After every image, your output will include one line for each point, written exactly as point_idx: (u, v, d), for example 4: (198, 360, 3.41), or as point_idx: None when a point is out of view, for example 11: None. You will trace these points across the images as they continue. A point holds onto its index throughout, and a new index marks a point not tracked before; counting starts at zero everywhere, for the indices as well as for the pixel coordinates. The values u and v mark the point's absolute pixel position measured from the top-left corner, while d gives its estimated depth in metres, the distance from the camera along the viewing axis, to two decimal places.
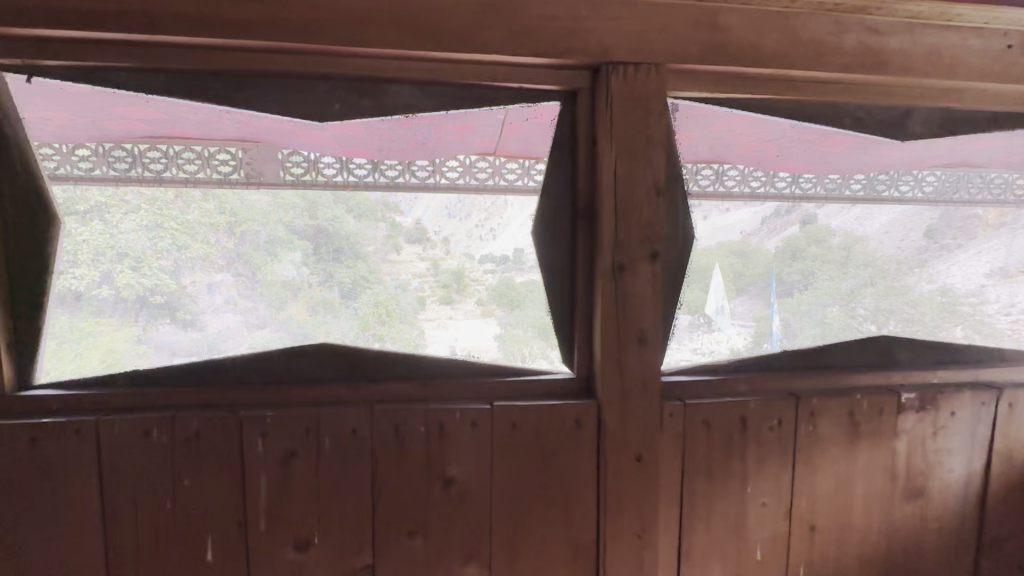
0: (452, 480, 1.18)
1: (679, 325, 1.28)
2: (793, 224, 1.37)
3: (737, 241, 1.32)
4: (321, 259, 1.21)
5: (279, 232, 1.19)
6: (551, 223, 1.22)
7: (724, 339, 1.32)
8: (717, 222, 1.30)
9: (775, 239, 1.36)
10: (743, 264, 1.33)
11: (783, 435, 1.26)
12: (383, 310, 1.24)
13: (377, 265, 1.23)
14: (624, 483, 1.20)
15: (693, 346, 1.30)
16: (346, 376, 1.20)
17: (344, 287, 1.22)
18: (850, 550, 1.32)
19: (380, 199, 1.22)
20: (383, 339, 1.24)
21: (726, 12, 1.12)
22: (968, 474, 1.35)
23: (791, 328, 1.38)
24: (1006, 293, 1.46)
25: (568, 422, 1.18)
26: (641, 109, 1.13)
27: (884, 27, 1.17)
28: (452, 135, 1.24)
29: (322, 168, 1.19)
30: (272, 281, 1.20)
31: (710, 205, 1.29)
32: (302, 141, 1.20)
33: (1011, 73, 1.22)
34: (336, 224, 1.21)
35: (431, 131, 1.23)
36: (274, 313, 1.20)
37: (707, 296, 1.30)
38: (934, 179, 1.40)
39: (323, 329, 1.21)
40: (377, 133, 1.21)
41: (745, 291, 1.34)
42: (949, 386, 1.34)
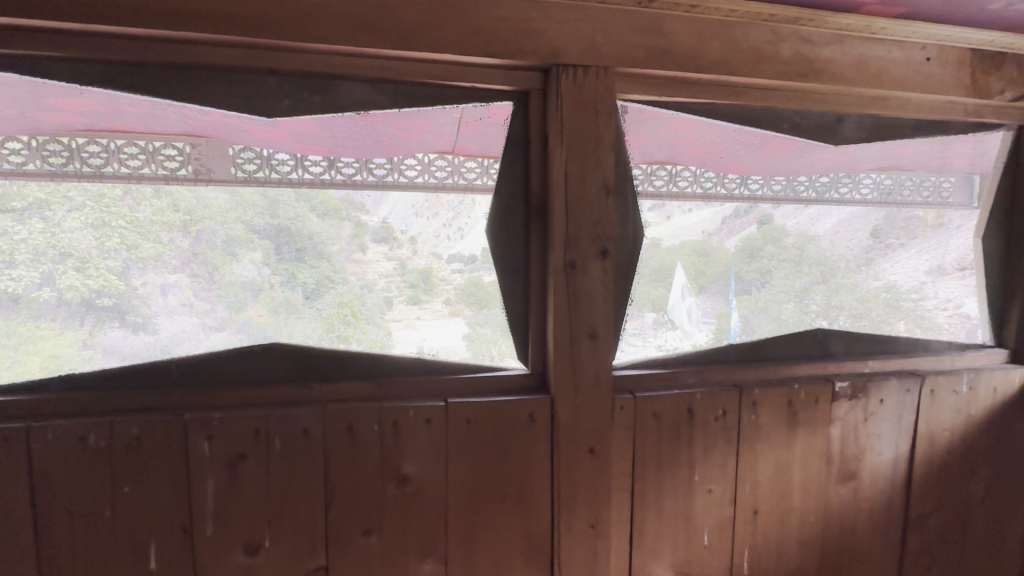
0: (407, 478, 1.18)
1: (646, 322, 1.32)
2: (749, 224, 1.45)
3: (698, 241, 1.39)
4: (283, 260, 1.18)
5: (238, 231, 1.16)
6: (504, 221, 1.23)
7: (686, 337, 1.38)
8: (679, 223, 1.36)
9: (734, 239, 1.43)
10: (704, 262, 1.40)
11: (727, 424, 1.32)
12: (347, 311, 1.22)
13: (343, 265, 1.20)
14: (577, 475, 1.23)
15: (657, 342, 1.35)
16: (300, 376, 1.18)
17: (307, 288, 1.19)
18: (790, 532, 1.40)
19: (344, 196, 1.21)
20: (349, 340, 1.23)
21: (671, 19, 1.17)
22: (895, 456, 1.45)
23: (751, 324, 1.45)
24: (943, 290, 1.62)
25: (522, 418, 1.21)
26: (591, 110, 1.17)
27: (817, 38, 1.24)
28: (409, 133, 1.28)
29: (275, 164, 1.15)
30: (231, 281, 1.16)
31: (673, 205, 1.36)
32: (256, 136, 1.21)
33: (932, 84, 1.31)
34: (297, 223, 1.18)
35: (386, 129, 1.25)
36: (233, 314, 1.17)
37: (670, 295, 1.35)
38: (871, 181, 1.48)
39: (286, 332, 1.19)
40: (331, 129, 1.22)
41: (707, 289, 1.40)
42: (878, 375, 1.44)
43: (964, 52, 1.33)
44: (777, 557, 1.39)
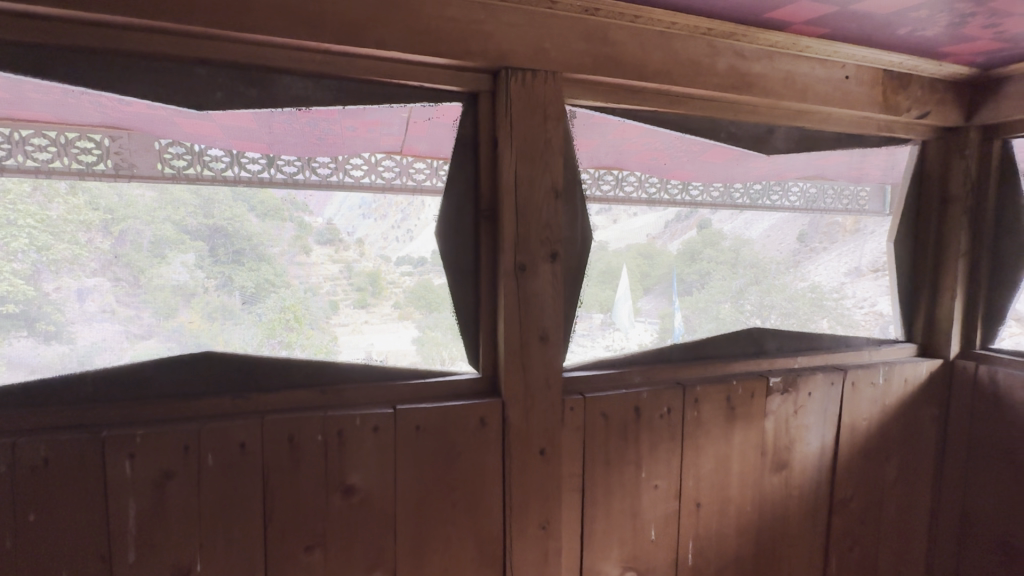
0: (353, 489, 1.14)
1: (593, 323, 1.34)
2: (692, 228, 1.47)
3: (643, 244, 1.40)
4: (218, 262, 1.10)
5: (167, 231, 1.07)
6: (454, 222, 1.22)
7: (632, 336, 1.40)
8: (625, 227, 1.37)
9: (677, 242, 1.45)
10: (649, 265, 1.41)
11: (672, 421, 1.37)
12: (290, 316, 1.15)
13: (284, 267, 1.14)
14: (528, 478, 1.23)
15: (606, 342, 1.37)
16: (237, 385, 1.12)
17: (245, 291, 1.12)
18: (729, 522, 1.46)
19: (286, 198, 1.13)
20: (292, 346, 1.16)
21: (616, 28, 1.19)
22: (822, 446, 1.55)
23: (692, 324, 1.48)
24: (860, 290, 1.69)
25: (473, 422, 1.19)
26: (539, 114, 1.18)
27: (750, 53, 1.31)
28: (354, 131, 1.20)
29: (208, 161, 1.07)
30: (159, 285, 1.06)
31: (620, 210, 1.37)
32: (185, 132, 1.06)
33: (849, 101, 1.43)
34: (234, 223, 1.10)
35: (330, 127, 1.16)
36: (161, 321, 1.07)
37: (616, 295, 1.37)
38: (798, 189, 1.57)
39: (223, 338, 1.11)
40: (270, 124, 1.11)
41: (651, 290, 1.42)
42: (806, 370, 1.54)
43: (877, 72, 1.45)
44: (718, 546, 1.46)
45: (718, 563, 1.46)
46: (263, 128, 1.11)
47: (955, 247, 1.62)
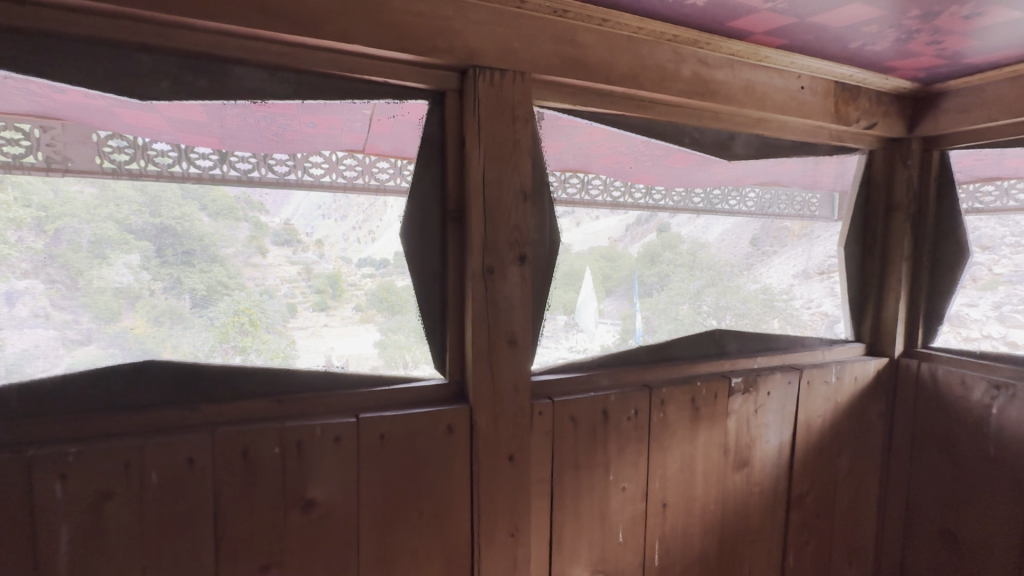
0: (313, 503, 1.08)
1: (557, 325, 1.32)
2: (651, 231, 1.47)
3: (606, 247, 1.39)
4: (166, 263, 1.02)
5: (108, 230, 0.98)
6: (419, 224, 1.19)
7: (595, 338, 1.40)
8: (588, 230, 1.36)
9: (638, 244, 1.45)
10: (610, 267, 1.40)
11: (639, 423, 1.38)
12: (244, 319, 1.08)
13: (238, 269, 1.07)
14: (496, 484, 1.20)
15: (569, 344, 1.36)
16: (187, 396, 1.04)
17: (196, 294, 1.04)
18: (694, 522, 1.49)
19: (240, 195, 1.06)
20: (246, 352, 1.09)
21: (584, 31, 1.19)
22: (780, 443, 1.60)
23: (652, 325, 1.48)
24: (806, 291, 1.75)
25: (440, 430, 1.16)
26: (508, 115, 1.16)
27: (713, 61, 1.34)
28: (314, 129, 1.12)
29: (153, 156, 0.99)
30: (100, 288, 0.98)
31: (582, 212, 1.35)
32: (131, 125, 0.99)
33: (804, 110, 1.48)
34: (184, 223, 1.02)
35: (288, 122, 1.09)
36: (102, 326, 0.99)
37: (580, 297, 1.36)
38: (754, 195, 1.61)
39: (171, 344, 1.04)
40: (223, 118, 1.04)
41: (613, 292, 1.41)
42: (765, 370, 1.59)
43: (829, 84, 1.51)
44: (683, 545, 1.48)
45: (683, 562, 1.48)
46: (213, 122, 1.04)
47: (899, 251, 1.71)
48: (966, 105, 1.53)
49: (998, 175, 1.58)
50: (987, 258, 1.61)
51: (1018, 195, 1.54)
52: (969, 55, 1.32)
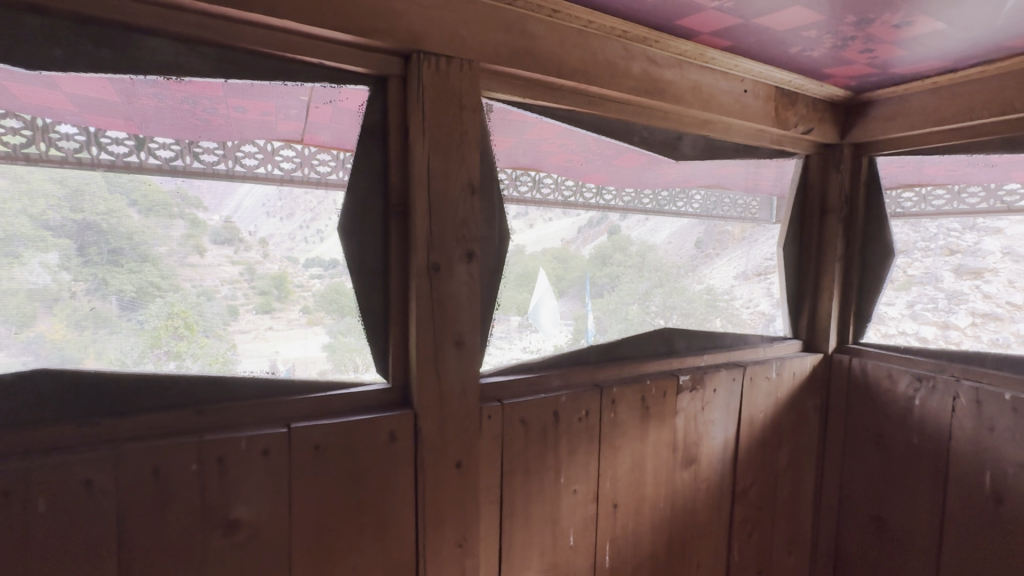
0: (238, 524, 0.99)
1: (510, 326, 1.28)
2: (601, 232, 1.45)
3: (558, 248, 1.35)
4: (89, 263, 0.90)
5: (22, 226, 0.85)
6: (359, 219, 1.11)
7: (550, 338, 1.37)
8: (542, 230, 1.32)
9: (590, 246, 1.42)
10: (563, 268, 1.37)
11: (589, 424, 1.36)
12: (179, 323, 0.97)
13: (172, 269, 0.96)
14: (442, 492, 1.14)
15: (523, 344, 1.32)
16: (104, 409, 0.93)
17: (124, 296, 0.92)
18: (644, 521, 1.49)
19: (174, 189, 0.95)
20: (181, 358, 0.98)
21: (534, 21, 1.16)
22: (726, 439, 1.64)
23: (604, 324, 1.47)
24: (748, 292, 1.79)
25: (381, 438, 1.09)
26: (454, 105, 1.10)
27: (662, 60, 1.35)
28: (245, 114, 1.00)
29: (56, 140, 0.86)
30: (8, 290, 0.85)
31: (535, 213, 1.31)
32: (26, 104, 0.84)
33: (747, 113, 1.52)
34: (110, 219, 0.91)
35: (214, 105, 0.98)
36: (12, 332, 0.86)
37: (534, 297, 1.31)
38: (699, 197, 1.63)
39: (94, 350, 0.92)
40: (137, 97, 0.91)
41: (566, 293, 1.38)
42: (712, 367, 1.62)
43: (771, 89, 1.56)
44: (633, 545, 1.48)
45: (633, 562, 1.48)
46: (128, 101, 0.91)
47: (832, 252, 1.79)
48: (892, 114, 1.62)
49: (918, 181, 1.67)
50: (903, 261, 1.71)
51: (934, 201, 1.64)
52: (896, 64, 1.39)
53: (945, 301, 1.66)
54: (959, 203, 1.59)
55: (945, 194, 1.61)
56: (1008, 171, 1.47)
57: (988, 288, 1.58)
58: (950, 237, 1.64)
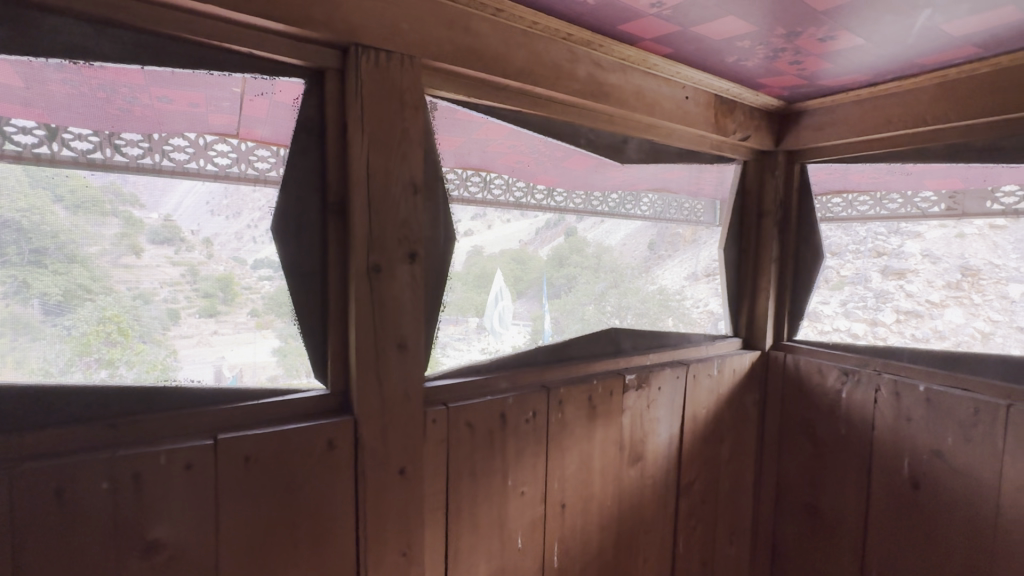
0: (156, 546, 0.91)
1: (469, 327, 1.27)
2: (559, 234, 1.46)
3: (517, 249, 1.36)
4: (6, 264, 0.83)
5: None
6: (295, 217, 1.06)
7: (507, 338, 1.37)
8: (501, 232, 1.33)
9: (547, 248, 1.43)
10: (521, 269, 1.37)
11: (537, 425, 1.36)
12: (111, 328, 0.91)
13: (105, 270, 0.90)
14: (383, 500, 1.11)
15: (482, 346, 1.32)
16: (6, 424, 0.85)
17: (47, 300, 0.86)
18: (592, 519, 1.50)
19: (107, 185, 0.89)
20: (114, 366, 0.92)
21: (477, 19, 1.14)
22: (670, 435, 1.68)
23: (561, 325, 1.48)
24: (697, 292, 1.86)
25: (319, 445, 1.04)
26: (396, 101, 1.07)
27: (607, 64, 1.36)
28: (170, 105, 0.94)
29: None
30: None
31: (494, 214, 1.32)
32: None
33: (689, 119, 1.57)
34: (32, 216, 0.84)
35: (134, 95, 0.90)
36: None
37: (490, 298, 1.31)
38: (648, 201, 1.66)
39: (13, 358, 0.84)
40: (44, 83, 0.83)
41: (525, 294, 1.38)
42: (657, 366, 1.66)
43: (710, 96, 1.62)
44: (581, 545, 1.49)
45: (582, 560, 1.49)
46: (31, 88, 0.82)
47: (768, 254, 1.87)
48: (821, 123, 1.72)
49: (844, 188, 1.78)
50: (836, 263, 1.81)
51: (859, 206, 1.74)
52: (823, 76, 1.47)
53: (872, 300, 1.74)
54: (881, 208, 1.69)
55: (868, 200, 1.72)
56: (922, 179, 1.59)
57: (911, 287, 1.67)
58: (877, 240, 1.72)
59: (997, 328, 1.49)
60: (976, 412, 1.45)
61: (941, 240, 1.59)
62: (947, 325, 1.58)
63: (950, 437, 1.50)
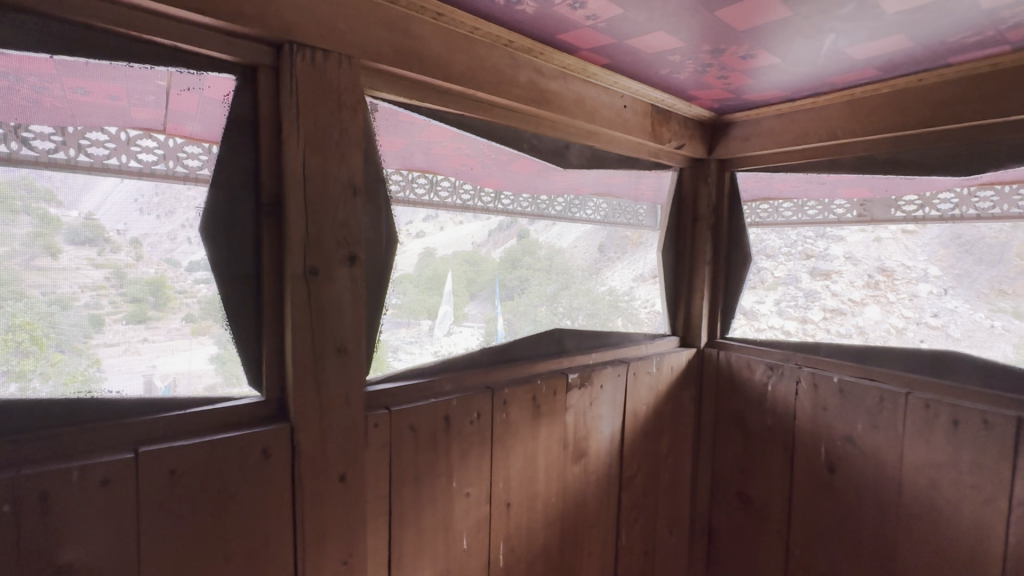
0: (68, 569, 0.85)
1: (421, 330, 1.30)
2: (511, 237, 1.51)
3: (469, 251, 1.40)
4: None
5: None
6: (226, 218, 1.01)
7: (461, 340, 1.40)
8: (452, 234, 1.36)
9: (500, 249, 1.48)
10: (473, 271, 1.42)
11: (481, 426, 1.37)
12: (23, 336, 0.84)
13: (15, 273, 0.83)
14: (322, 508, 1.08)
15: (435, 349, 1.34)
16: None
17: None
18: (537, 517, 1.53)
19: (17, 180, 0.82)
20: (25, 377, 0.85)
21: (418, 22, 1.14)
22: (613, 431, 1.74)
23: (514, 327, 1.53)
24: (646, 293, 1.99)
25: (252, 455, 1.01)
26: (333, 101, 1.05)
27: (548, 71, 1.40)
28: (85, 97, 0.87)
29: None
30: None
31: (446, 216, 1.34)
32: None
33: (627, 127, 1.63)
34: None
35: (43, 84, 0.84)
36: None
37: (442, 302, 1.34)
38: (595, 205, 1.72)
39: None
40: None
41: (477, 296, 1.42)
42: (600, 365, 1.71)
43: (647, 106, 1.69)
44: (527, 542, 1.51)
45: (527, 558, 1.51)
46: None
47: (702, 256, 1.98)
48: (747, 134, 1.84)
49: (770, 195, 1.90)
50: (770, 264, 1.93)
51: (784, 212, 1.87)
52: (747, 91, 1.57)
53: (802, 299, 1.86)
54: (803, 214, 1.82)
55: (791, 206, 1.85)
56: (835, 189, 1.72)
57: (836, 287, 1.78)
58: (806, 243, 1.85)
59: (909, 324, 1.61)
60: (881, 400, 1.59)
61: (861, 244, 1.72)
62: (867, 321, 1.70)
63: (860, 424, 1.64)
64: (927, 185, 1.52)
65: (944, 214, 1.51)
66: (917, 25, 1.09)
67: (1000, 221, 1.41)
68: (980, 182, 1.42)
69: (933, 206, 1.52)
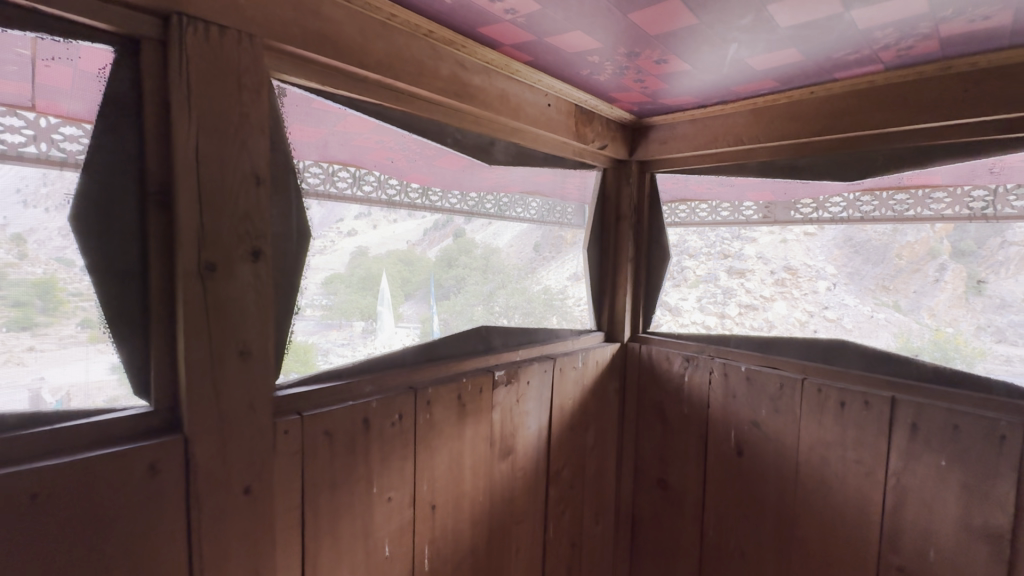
0: None
1: (353, 332, 1.26)
2: (449, 236, 1.58)
3: (404, 250, 1.41)
4: None
5: None
6: (104, 208, 0.90)
7: (398, 339, 1.38)
8: (386, 232, 1.34)
9: (434, 249, 1.53)
10: (409, 271, 1.44)
11: (403, 428, 1.32)
12: None
13: None
14: (223, 524, 1.00)
15: (368, 350, 1.31)
16: None
17: None
18: (463, 518, 1.51)
19: None
20: None
21: (329, 4, 1.08)
22: (539, 427, 1.76)
23: (450, 326, 1.56)
24: (582, 291, 2.10)
25: (136, 472, 0.90)
26: (232, 82, 0.97)
27: (470, 65, 1.38)
28: None
29: None
30: None
31: (380, 214, 1.32)
32: None
33: (552, 125, 1.65)
34: None
35: None
36: None
37: (377, 303, 1.32)
38: (535, 204, 1.78)
39: None
40: None
41: (413, 296, 1.45)
42: (526, 361, 1.72)
43: (571, 106, 1.72)
44: (453, 543, 1.48)
45: (453, 559, 1.49)
46: None
47: (625, 254, 2.05)
48: (664, 138, 1.93)
49: (686, 197, 2.00)
50: (693, 263, 2.11)
51: (700, 213, 1.97)
52: (663, 95, 1.64)
53: (721, 296, 2.04)
54: (717, 215, 1.93)
55: (706, 207, 1.95)
56: (743, 191, 1.85)
57: (749, 283, 1.97)
58: (724, 244, 2.09)
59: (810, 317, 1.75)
60: (781, 386, 1.73)
61: (771, 245, 1.93)
62: (776, 315, 1.84)
63: (764, 409, 1.77)
64: (820, 189, 1.66)
65: (835, 215, 1.64)
66: (806, 40, 1.19)
67: (881, 223, 1.56)
68: (863, 188, 1.57)
69: (826, 208, 1.66)
